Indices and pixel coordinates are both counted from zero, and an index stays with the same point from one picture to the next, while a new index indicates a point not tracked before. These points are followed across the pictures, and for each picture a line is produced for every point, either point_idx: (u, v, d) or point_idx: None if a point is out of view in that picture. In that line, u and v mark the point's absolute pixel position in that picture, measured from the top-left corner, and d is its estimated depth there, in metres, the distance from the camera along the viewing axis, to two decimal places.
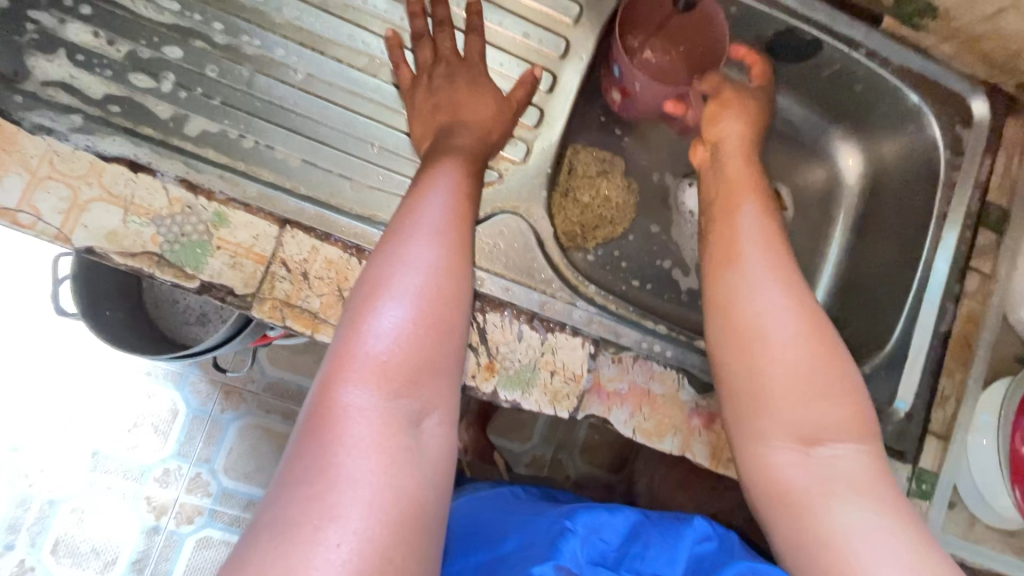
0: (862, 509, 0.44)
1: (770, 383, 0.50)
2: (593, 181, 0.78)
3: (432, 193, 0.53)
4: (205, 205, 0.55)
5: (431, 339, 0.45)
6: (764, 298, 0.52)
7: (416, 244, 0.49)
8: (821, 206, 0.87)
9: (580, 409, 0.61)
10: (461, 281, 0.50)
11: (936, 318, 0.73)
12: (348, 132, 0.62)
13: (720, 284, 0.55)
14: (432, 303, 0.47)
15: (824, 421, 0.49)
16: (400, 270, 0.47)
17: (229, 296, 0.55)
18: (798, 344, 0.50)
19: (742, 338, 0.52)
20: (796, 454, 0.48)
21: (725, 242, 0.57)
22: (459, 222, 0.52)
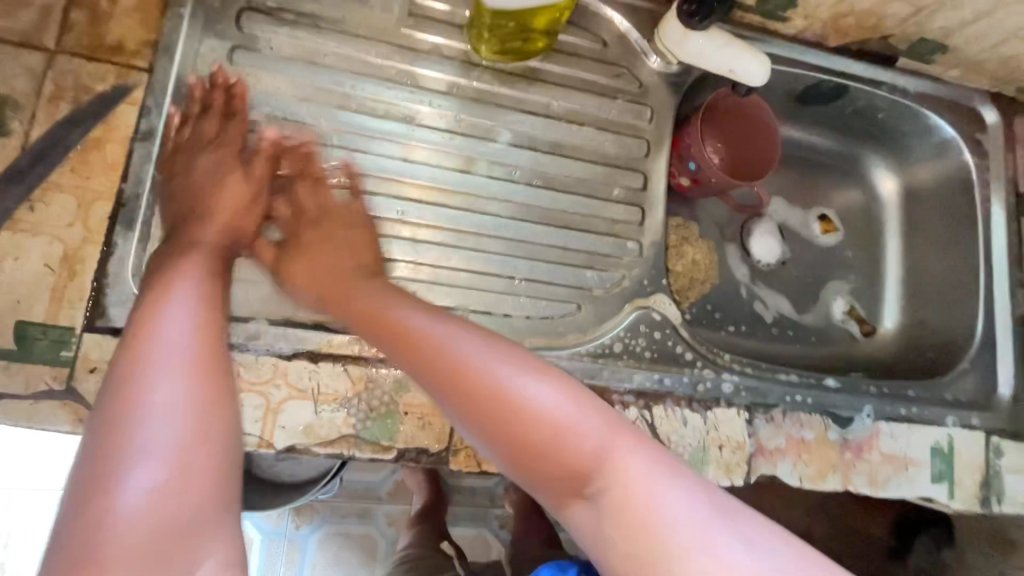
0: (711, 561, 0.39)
1: (621, 454, 0.44)
2: (680, 249, 0.83)
3: (165, 312, 0.45)
4: (386, 376, 0.58)
5: (196, 473, 0.39)
6: (545, 401, 0.46)
7: (161, 379, 0.41)
8: (867, 221, 0.95)
9: (752, 474, 0.66)
10: (213, 409, 0.42)
11: (1009, 304, 0.81)
12: (484, 270, 0.67)
13: (494, 421, 0.46)
14: (189, 432, 0.40)
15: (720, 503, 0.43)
16: (139, 417, 0.39)
17: (425, 456, 0.58)
18: (602, 433, 0.45)
19: (559, 442, 0.44)
20: (591, 519, 0.43)
21: (433, 358, 0.48)
22: (206, 336, 0.45)
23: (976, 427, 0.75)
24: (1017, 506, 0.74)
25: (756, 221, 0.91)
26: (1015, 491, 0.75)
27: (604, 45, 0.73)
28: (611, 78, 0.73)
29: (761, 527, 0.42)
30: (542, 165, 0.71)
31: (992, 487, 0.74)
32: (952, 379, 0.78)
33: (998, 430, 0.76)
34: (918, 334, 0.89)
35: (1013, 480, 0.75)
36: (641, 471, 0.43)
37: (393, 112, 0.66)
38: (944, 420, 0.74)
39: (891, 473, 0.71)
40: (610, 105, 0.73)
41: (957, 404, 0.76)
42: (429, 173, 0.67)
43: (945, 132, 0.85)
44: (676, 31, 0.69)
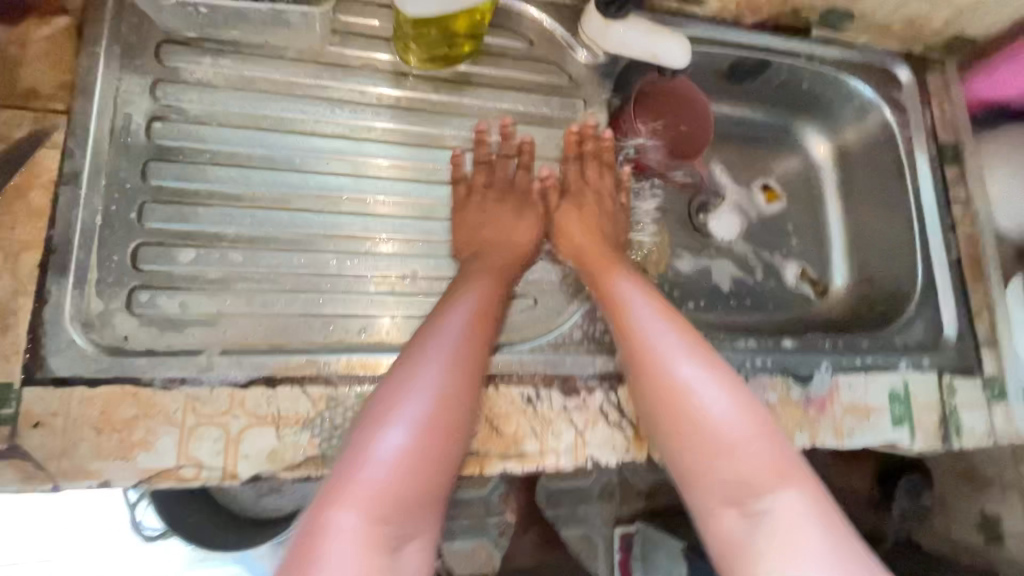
0: (806, 560, 0.48)
1: (788, 478, 0.53)
2: (631, 234, 0.86)
3: (444, 325, 0.57)
4: (347, 392, 0.58)
5: (423, 476, 0.50)
6: (715, 404, 0.56)
7: (428, 362, 0.53)
8: (807, 186, 0.99)
9: None
10: (462, 390, 0.54)
11: (943, 249, 0.85)
12: (437, 274, 0.67)
13: (661, 407, 0.58)
14: (432, 435, 0.51)
15: (751, 471, 0.54)
16: (393, 420, 0.50)
17: None
18: (757, 448, 0.55)
19: (724, 445, 0.55)
20: (737, 521, 0.53)
21: (633, 349, 0.61)
22: (480, 329, 0.58)
23: (929, 369, 0.78)
24: (974, 440, 0.78)
25: (706, 195, 0.94)
26: (971, 426, 0.78)
27: (530, 44, 0.74)
28: (541, 75, 0.75)
29: (852, 549, 0.50)
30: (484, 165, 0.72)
31: (949, 425, 0.77)
32: (900, 326, 0.82)
33: (948, 370, 0.79)
34: (866, 288, 0.92)
35: (969, 416, 0.78)
36: (786, 500, 0.52)
37: (328, 129, 0.66)
38: (897, 366, 0.77)
39: (854, 424, 0.73)
40: (544, 102, 0.75)
41: (907, 349, 0.80)
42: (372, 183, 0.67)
43: (867, 95, 0.89)
44: (596, 20, 0.71)
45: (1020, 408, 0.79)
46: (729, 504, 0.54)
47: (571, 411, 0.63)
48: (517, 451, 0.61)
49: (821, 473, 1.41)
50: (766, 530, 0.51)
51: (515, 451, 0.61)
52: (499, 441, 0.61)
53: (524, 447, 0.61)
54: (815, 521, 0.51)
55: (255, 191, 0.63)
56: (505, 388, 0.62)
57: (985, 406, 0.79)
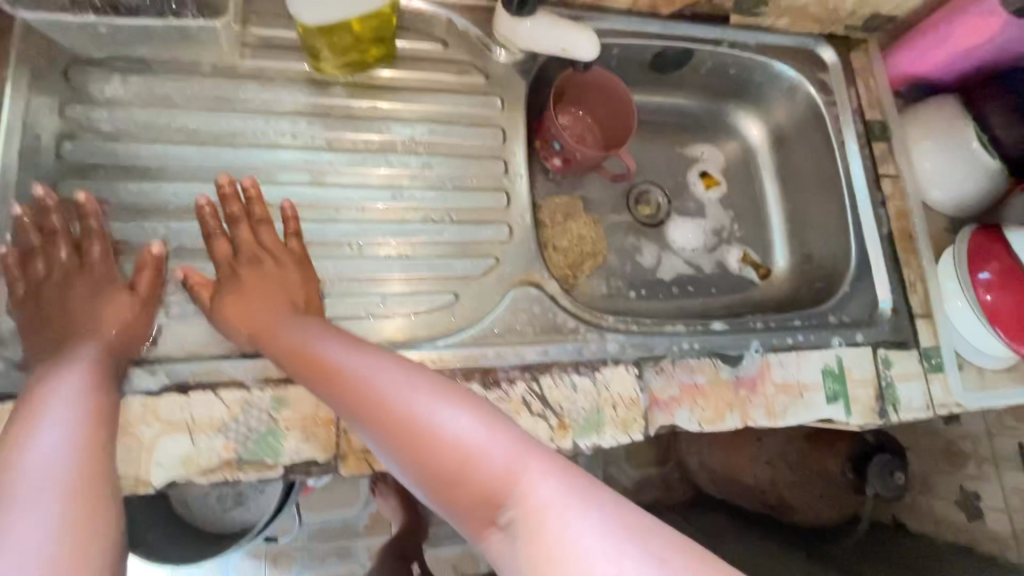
0: (582, 564, 0.37)
1: (529, 472, 0.41)
2: (565, 227, 0.87)
3: (47, 414, 0.45)
4: (262, 395, 0.58)
5: (80, 567, 0.36)
6: (448, 418, 0.44)
7: (49, 409, 0.46)
8: (746, 171, 1.00)
9: (650, 426, 0.68)
10: (99, 452, 0.44)
11: (875, 224, 0.85)
12: (358, 275, 0.69)
13: (387, 431, 0.45)
14: (77, 501, 0.39)
15: (475, 491, 0.41)
16: (13, 517, 0.36)
17: (315, 467, 0.58)
18: (504, 448, 0.43)
19: (459, 459, 0.42)
20: (502, 537, 0.41)
21: (335, 380, 0.49)
22: (88, 437, 0.45)
23: (863, 344, 0.79)
24: (912, 411, 0.78)
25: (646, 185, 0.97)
26: (909, 398, 0.78)
27: (445, 45, 0.76)
28: (457, 74, 0.76)
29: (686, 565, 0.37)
30: (403, 166, 0.73)
31: (886, 397, 0.78)
32: (835, 303, 0.82)
33: (883, 343, 0.80)
34: (807, 268, 0.93)
35: (905, 388, 0.79)
36: (549, 493, 0.40)
37: (240, 139, 0.67)
38: (831, 342, 0.78)
39: (787, 402, 0.73)
40: (461, 100, 0.76)
41: (842, 325, 0.80)
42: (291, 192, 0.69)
43: (791, 78, 0.91)
44: (505, 18, 0.72)
45: (956, 377, 0.80)
46: (492, 520, 0.42)
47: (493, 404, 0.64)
48: None
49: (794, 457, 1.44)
50: (548, 543, 0.38)
51: None
52: None
53: None
54: (602, 516, 0.39)
55: (168, 205, 0.64)
56: None
57: (922, 377, 0.79)
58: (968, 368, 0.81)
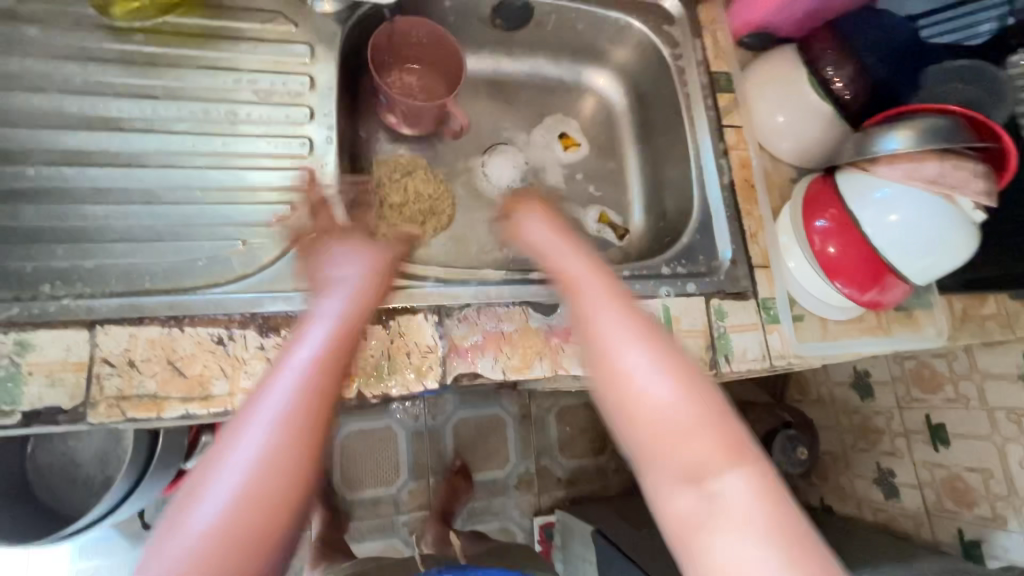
0: (737, 549, 0.41)
1: (728, 464, 0.44)
2: (401, 182, 0.84)
3: (307, 334, 0.52)
4: (4, 340, 0.56)
5: (292, 489, 0.43)
6: (659, 390, 0.46)
7: (263, 400, 0.46)
8: (608, 132, 0.99)
9: (448, 375, 0.66)
10: (320, 419, 0.46)
11: (717, 174, 0.83)
12: (133, 222, 0.64)
13: (608, 387, 0.48)
14: (315, 426, 0.46)
15: (693, 455, 0.44)
16: (244, 447, 0.43)
17: (60, 415, 0.56)
18: (710, 430, 0.45)
19: (669, 429, 0.45)
20: (689, 503, 0.43)
21: (586, 347, 0.51)
22: (339, 350, 0.51)
23: (693, 294, 0.76)
24: (748, 363, 0.75)
25: (496, 144, 0.94)
26: (744, 349, 0.75)
27: None
28: (264, 23, 0.74)
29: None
30: (196, 112, 0.70)
31: (718, 348, 0.75)
32: (675, 254, 0.79)
33: (718, 294, 0.77)
34: (661, 226, 0.91)
35: (740, 338, 0.76)
36: (733, 483, 0.43)
37: (12, 83, 0.65)
38: (658, 292, 0.75)
39: None
40: (267, 48, 0.73)
41: (676, 275, 0.77)
42: (65, 134, 0.65)
43: (640, 32, 0.89)
44: None
45: (791, 327, 0.77)
46: (680, 479, 0.44)
47: (269, 351, 0.61)
48: (201, 392, 0.59)
49: None
50: (725, 531, 0.41)
51: (200, 392, 0.59)
52: (182, 383, 0.59)
53: (211, 389, 0.59)
54: (770, 515, 0.42)
55: None
56: (192, 330, 0.60)
57: (759, 327, 0.77)
58: (809, 320, 0.79)
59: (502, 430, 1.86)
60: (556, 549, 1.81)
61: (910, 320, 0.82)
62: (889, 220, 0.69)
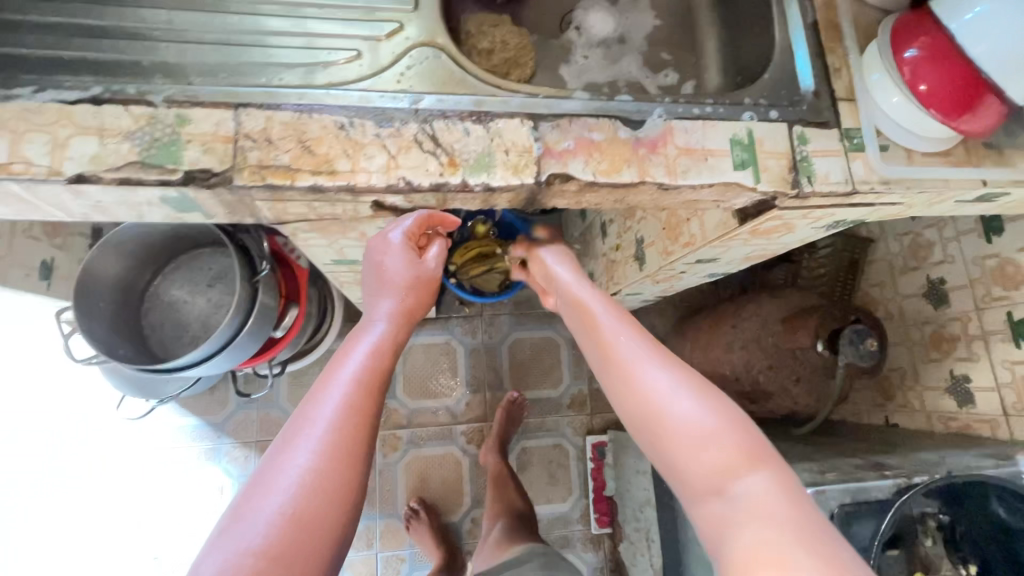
0: (758, 533, 0.51)
1: (751, 478, 0.57)
2: (489, 31, 0.89)
3: (353, 352, 0.65)
4: (168, 112, 0.64)
5: (357, 453, 0.57)
6: (686, 414, 0.61)
7: (329, 392, 0.60)
8: (682, 2, 1.02)
9: (542, 173, 0.70)
10: (371, 423, 0.60)
11: (799, 15, 0.84)
12: (262, 32, 0.72)
13: (635, 403, 0.66)
14: (361, 396, 0.61)
15: (715, 472, 0.58)
16: (314, 423, 0.57)
17: (212, 177, 0.64)
18: (723, 445, 0.59)
19: (696, 444, 0.60)
20: (718, 506, 0.57)
21: (624, 378, 0.68)
22: (387, 351, 0.67)
23: (776, 120, 0.78)
24: (830, 186, 0.76)
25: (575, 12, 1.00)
26: (827, 172, 0.76)
27: None
28: None
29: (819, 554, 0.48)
30: None
31: (801, 170, 0.76)
32: (756, 88, 0.82)
33: (800, 122, 0.78)
34: (739, 80, 0.93)
35: (823, 162, 0.77)
36: (753, 485, 0.56)
37: None
38: (742, 116, 0.77)
39: (689, 164, 0.74)
40: None
41: (757, 106, 0.80)
42: None
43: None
44: None
45: (877, 154, 0.78)
46: (714, 494, 0.58)
47: (385, 138, 0.68)
48: (327, 168, 0.66)
49: (769, 344, 1.42)
50: (723, 519, 0.55)
51: (326, 168, 0.66)
52: (311, 160, 0.66)
53: (336, 166, 0.66)
54: (789, 509, 0.53)
55: None
56: (319, 116, 0.67)
57: (842, 154, 0.77)
58: (894, 150, 0.79)
59: (556, 352, 1.91)
60: (608, 467, 1.84)
61: (1002, 158, 0.80)
62: (971, 38, 0.69)
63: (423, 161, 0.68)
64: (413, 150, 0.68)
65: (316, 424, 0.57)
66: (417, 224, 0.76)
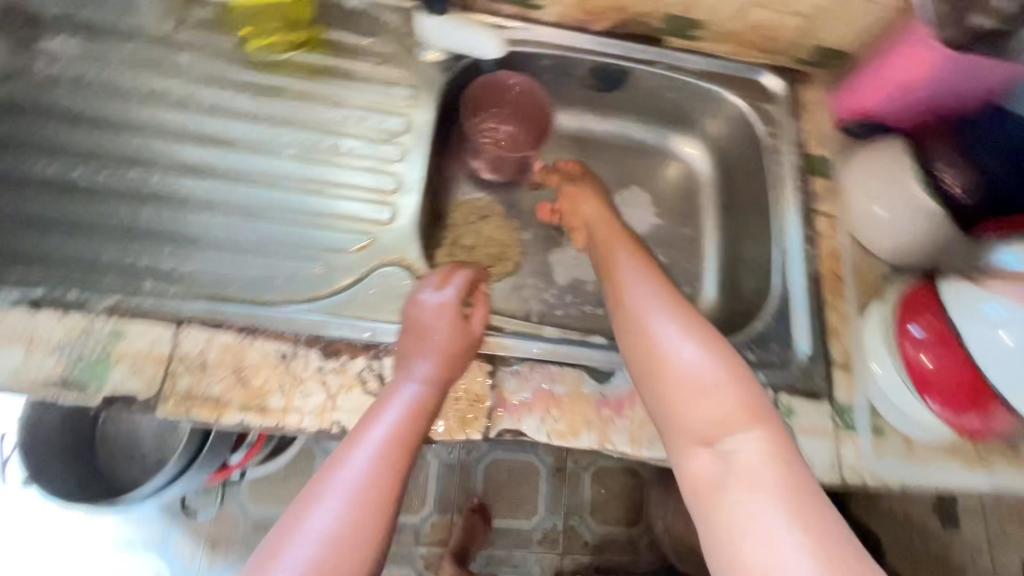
0: (746, 498, 0.43)
1: (747, 435, 0.48)
2: (475, 227, 0.88)
3: (379, 416, 0.56)
4: (104, 325, 0.61)
5: (370, 537, 0.48)
6: (687, 356, 0.53)
7: (352, 459, 0.52)
8: (687, 201, 0.97)
9: (492, 429, 0.64)
10: (385, 504, 0.50)
11: (801, 262, 0.78)
12: (227, 233, 0.70)
13: (638, 359, 0.57)
14: (397, 451, 0.54)
15: (714, 420, 0.49)
16: (328, 498, 0.49)
17: (135, 403, 0.60)
18: (723, 393, 0.50)
19: (694, 389, 0.51)
20: (707, 463, 0.48)
21: (631, 322, 0.59)
22: (413, 420, 0.57)
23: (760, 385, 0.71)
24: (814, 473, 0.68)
25: None
26: (811, 455, 0.69)
27: (370, 39, 0.80)
28: (374, 66, 0.80)
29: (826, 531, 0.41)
30: (300, 139, 0.75)
31: None
32: (746, 337, 0.76)
33: (787, 390, 0.71)
34: (734, 303, 0.87)
35: (807, 442, 0.69)
36: (750, 441, 0.47)
37: (159, 98, 0.74)
38: None
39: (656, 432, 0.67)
40: (373, 91, 0.79)
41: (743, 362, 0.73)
42: (190, 151, 0.73)
43: (738, 108, 0.88)
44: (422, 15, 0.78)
45: (868, 439, 0.70)
46: (701, 442, 0.49)
47: (327, 373, 0.63)
48: (259, 403, 0.61)
49: None
50: (713, 486, 0.46)
51: (257, 403, 0.61)
52: (243, 392, 0.61)
53: (268, 401, 0.61)
54: (782, 470, 0.45)
55: (69, 147, 0.70)
56: (262, 343, 0.63)
57: (830, 434, 0.70)
58: (892, 435, 0.71)
59: (534, 480, 1.80)
60: None
61: (1014, 457, 0.71)
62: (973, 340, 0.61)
63: (362, 404, 0.62)
64: (355, 390, 0.63)
65: (329, 501, 0.49)
66: (467, 281, 0.68)
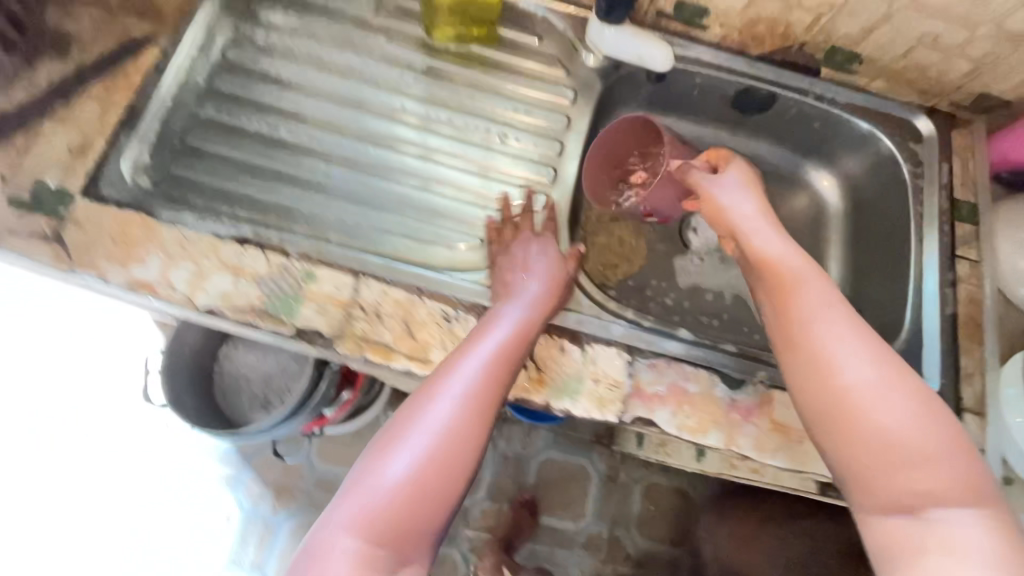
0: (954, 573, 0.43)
1: (954, 509, 0.47)
2: (608, 226, 0.91)
3: (483, 339, 0.62)
4: (298, 266, 0.69)
5: (472, 444, 0.54)
6: (887, 408, 0.49)
7: (461, 370, 0.58)
8: (812, 229, 0.98)
9: (626, 413, 0.68)
10: (485, 416, 0.56)
11: (938, 303, 0.79)
12: (402, 200, 0.80)
13: (809, 387, 0.53)
14: (502, 367, 0.60)
15: (919, 488, 0.48)
16: (440, 396, 0.56)
17: (318, 338, 0.66)
18: (920, 443, 0.49)
19: (900, 454, 0.48)
20: (909, 528, 0.48)
21: (802, 342, 0.55)
22: (517, 343, 0.62)
23: None
24: None
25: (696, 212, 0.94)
26: None
27: (540, 39, 0.86)
28: (541, 66, 0.86)
29: None
30: (472, 126, 0.85)
31: None
32: None
33: None
34: None
35: None
36: (964, 519, 0.46)
37: (353, 74, 0.84)
38: None
39: (781, 444, 0.69)
40: (538, 91, 0.86)
41: None
42: (377, 124, 0.83)
43: (887, 146, 0.88)
44: (596, 25, 0.81)
45: None
46: (894, 508, 0.49)
47: None
48: (422, 356, 0.67)
49: None
50: (913, 551, 0.46)
51: (420, 355, 0.67)
52: (411, 344, 0.68)
53: (430, 354, 0.67)
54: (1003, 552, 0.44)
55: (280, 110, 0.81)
56: (429, 303, 0.69)
57: None
58: None
59: (583, 483, 1.71)
60: None
61: None
62: None
63: None
64: None
65: (440, 402, 0.55)
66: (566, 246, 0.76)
